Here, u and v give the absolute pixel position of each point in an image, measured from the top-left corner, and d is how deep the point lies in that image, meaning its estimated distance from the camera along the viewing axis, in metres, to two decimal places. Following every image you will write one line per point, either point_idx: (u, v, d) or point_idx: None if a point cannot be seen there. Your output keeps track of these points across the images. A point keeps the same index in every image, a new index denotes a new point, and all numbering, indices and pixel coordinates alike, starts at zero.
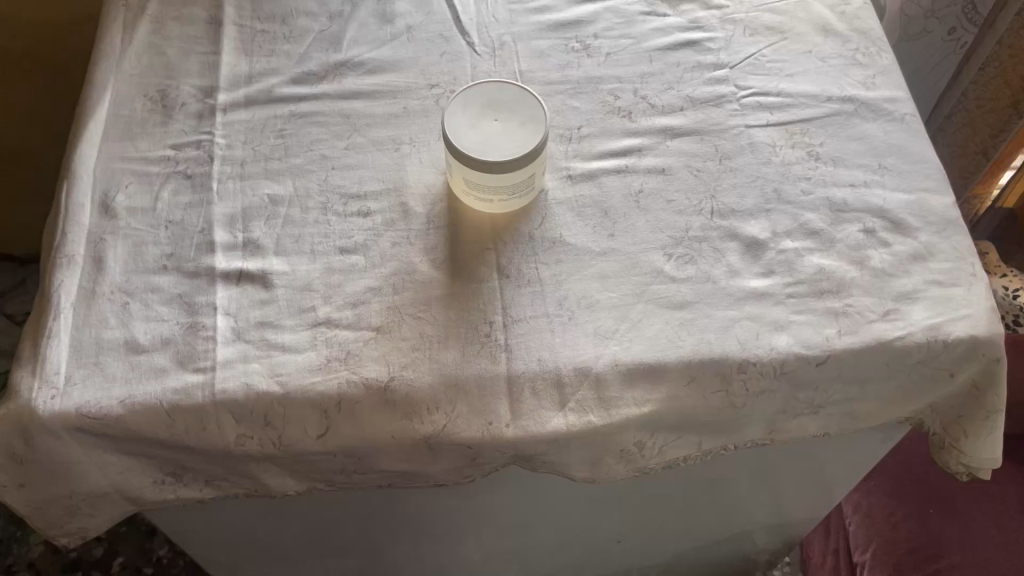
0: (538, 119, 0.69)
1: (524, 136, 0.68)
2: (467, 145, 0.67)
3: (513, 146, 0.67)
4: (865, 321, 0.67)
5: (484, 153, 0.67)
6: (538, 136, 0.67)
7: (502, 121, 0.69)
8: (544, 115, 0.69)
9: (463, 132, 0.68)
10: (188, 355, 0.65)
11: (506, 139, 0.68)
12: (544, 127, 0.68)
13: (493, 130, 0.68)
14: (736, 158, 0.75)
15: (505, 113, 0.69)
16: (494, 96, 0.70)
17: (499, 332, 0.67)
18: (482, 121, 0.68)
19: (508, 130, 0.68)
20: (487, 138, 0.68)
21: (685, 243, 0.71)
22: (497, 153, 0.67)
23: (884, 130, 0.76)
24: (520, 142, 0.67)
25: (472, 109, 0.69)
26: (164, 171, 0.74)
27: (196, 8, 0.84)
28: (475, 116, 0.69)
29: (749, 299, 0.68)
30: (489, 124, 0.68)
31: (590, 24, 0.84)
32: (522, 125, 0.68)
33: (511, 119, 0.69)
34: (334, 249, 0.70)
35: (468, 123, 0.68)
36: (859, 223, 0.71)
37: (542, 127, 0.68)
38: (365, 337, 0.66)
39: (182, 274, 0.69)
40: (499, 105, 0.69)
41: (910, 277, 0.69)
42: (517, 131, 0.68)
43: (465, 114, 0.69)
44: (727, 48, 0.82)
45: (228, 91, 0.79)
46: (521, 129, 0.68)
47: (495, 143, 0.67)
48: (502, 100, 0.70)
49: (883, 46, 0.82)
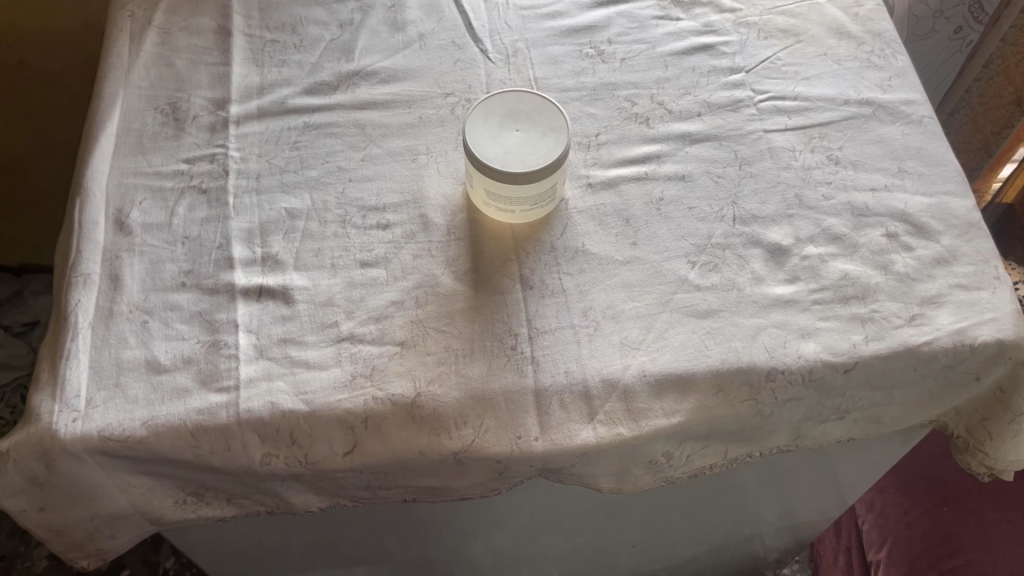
0: (560, 129, 0.68)
1: (546, 147, 0.67)
2: (490, 157, 0.66)
3: (535, 157, 0.66)
4: (891, 327, 0.67)
5: (507, 165, 0.66)
6: (561, 147, 0.67)
7: (523, 132, 0.68)
8: (565, 124, 0.68)
9: (485, 144, 0.67)
10: (210, 375, 0.64)
11: (528, 150, 0.67)
12: (566, 137, 0.67)
13: (514, 141, 0.67)
14: (756, 163, 0.75)
15: (526, 123, 0.68)
16: (514, 105, 0.69)
17: (525, 345, 0.66)
18: (503, 132, 0.68)
19: (529, 141, 0.67)
20: (509, 149, 0.67)
21: (708, 251, 0.70)
22: (520, 165, 0.66)
23: (903, 133, 0.76)
24: (542, 153, 0.67)
25: (492, 119, 0.68)
26: (178, 185, 0.73)
27: (203, 18, 0.83)
28: (496, 126, 0.68)
29: (775, 306, 0.68)
30: (509, 134, 0.68)
31: (603, 30, 0.83)
32: (543, 136, 0.68)
33: (531, 128, 0.68)
34: (355, 263, 0.69)
35: (489, 133, 0.68)
36: (882, 227, 0.71)
37: (564, 137, 0.67)
38: (390, 352, 0.66)
39: (201, 291, 0.68)
40: (519, 115, 0.69)
41: (934, 281, 0.69)
42: (539, 142, 0.67)
43: (485, 124, 0.68)
44: (742, 51, 0.81)
45: (241, 102, 0.77)
46: (543, 139, 0.67)
47: (517, 154, 0.67)
48: (522, 110, 0.69)
49: (898, 48, 0.81)
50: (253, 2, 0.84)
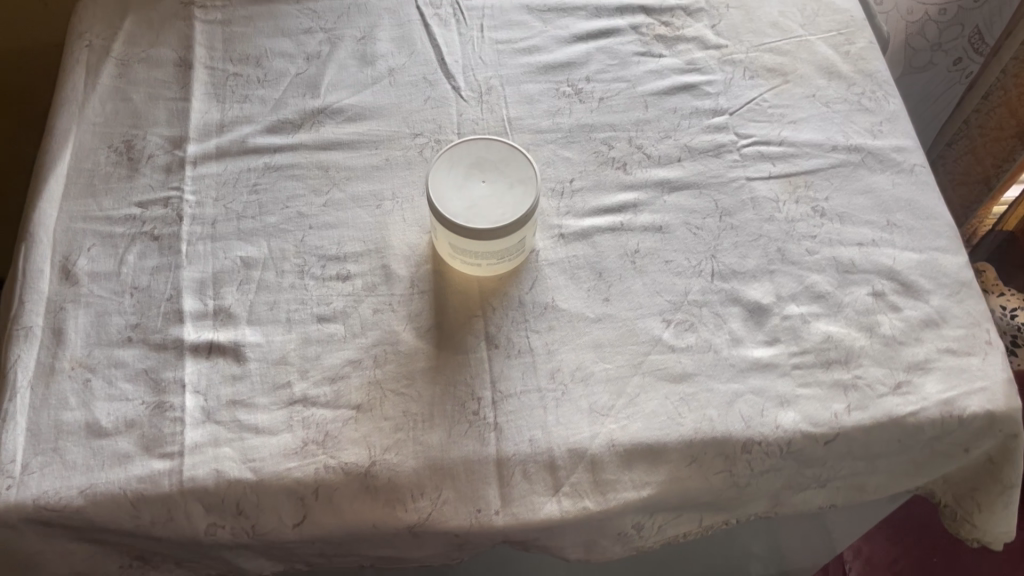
0: (529, 181, 0.64)
1: (514, 200, 0.63)
2: (453, 211, 0.62)
3: (502, 212, 0.63)
4: (874, 395, 0.63)
5: (471, 220, 0.62)
6: (528, 201, 0.63)
7: (489, 183, 0.64)
8: (534, 176, 0.64)
9: (449, 196, 0.63)
10: (154, 439, 0.61)
11: (494, 203, 0.63)
12: (534, 190, 0.63)
13: (480, 193, 0.64)
14: (738, 214, 0.71)
15: (493, 174, 0.64)
16: (481, 155, 0.65)
17: (488, 410, 0.63)
18: (468, 183, 0.64)
19: (496, 194, 0.64)
20: (474, 202, 0.63)
21: (684, 309, 0.67)
22: (485, 220, 0.62)
23: (893, 182, 0.72)
24: (509, 206, 0.63)
25: (457, 169, 0.64)
26: (129, 231, 0.69)
27: (164, 49, 0.79)
28: (461, 177, 0.64)
29: (754, 371, 0.64)
30: (475, 186, 0.64)
31: (581, 66, 0.79)
32: (511, 188, 0.64)
33: (499, 180, 0.64)
34: (311, 318, 0.66)
35: (454, 184, 0.64)
36: (868, 285, 0.68)
37: (532, 189, 0.64)
38: (345, 417, 0.62)
39: (148, 347, 0.64)
40: (486, 165, 0.65)
41: (922, 346, 0.65)
42: (506, 195, 0.64)
43: (450, 174, 0.64)
44: (726, 91, 0.77)
45: (198, 141, 0.74)
46: (510, 192, 0.64)
47: (482, 208, 0.63)
48: (490, 159, 0.65)
49: (890, 90, 0.78)
50: (216, 32, 0.81)
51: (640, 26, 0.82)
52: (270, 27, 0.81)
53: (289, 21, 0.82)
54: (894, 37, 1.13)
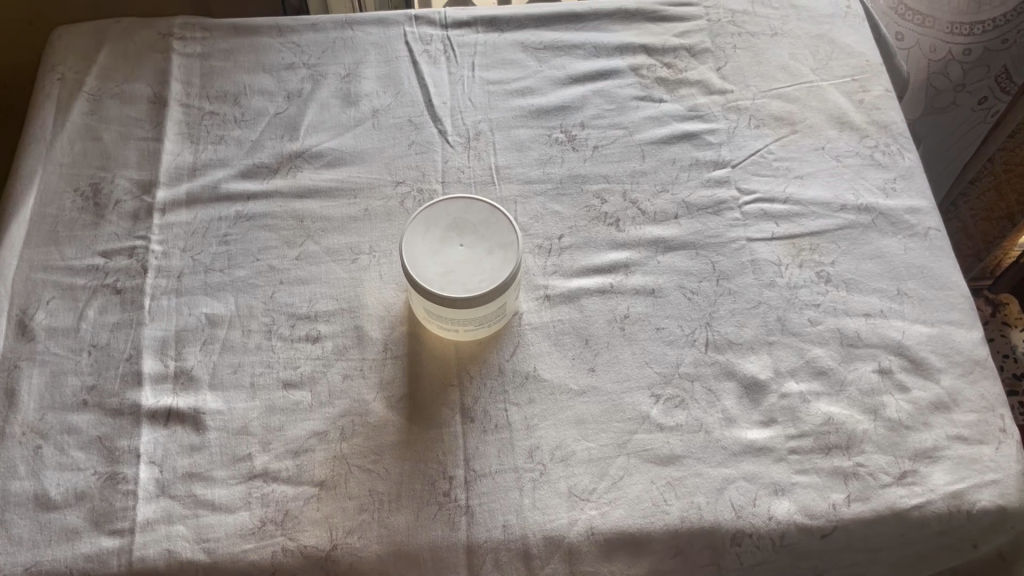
0: (510, 246, 0.60)
1: (492, 267, 0.59)
2: (427, 277, 0.58)
3: (479, 279, 0.58)
4: (878, 486, 0.58)
5: (445, 288, 0.58)
6: (508, 268, 0.59)
7: (468, 247, 0.60)
8: (516, 240, 0.60)
9: (423, 261, 0.59)
10: (104, 514, 0.57)
11: (471, 269, 0.59)
12: (515, 256, 0.59)
13: (457, 258, 0.59)
14: (736, 278, 0.66)
15: (472, 237, 0.60)
16: (460, 216, 0.61)
17: (459, 492, 0.58)
18: (444, 246, 0.60)
19: (473, 259, 0.59)
20: (450, 267, 0.59)
21: (674, 383, 0.62)
22: (461, 288, 0.58)
23: (905, 247, 0.68)
24: (487, 273, 0.59)
25: (434, 231, 0.60)
26: (90, 283, 0.66)
27: (139, 84, 0.76)
28: (438, 239, 0.60)
29: (747, 454, 0.60)
30: (452, 250, 0.60)
31: (576, 111, 0.75)
32: (489, 253, 0.60)
33: (478, 244, 0.60)
34: (277, 383, 0.62)
35: (430, 247, 0.60)
36: (874, 361, 0.63)
37: (513, 256, 0.59)
38: (307, 494, 0.58)
39: (104, 412, 0.61)
40: (465, 227, 0.61)
41: (931, 431, 0.60)
42: (484, 260, 0.59)
43: (426, 236, 0.60)
44: (729, 142, 0.73)
45: (169, 186, 0.70)
46: (489, 257, 0.59)
47: (458, 274, 0.59)
48: (469, 221, 0.61)
49: (906, 143, 0.73)
50: (194, 67, 0.77)
51: (640, 67, 0.78)
52: (250, 62, 0.78)
53: (271, 56, 0.78)
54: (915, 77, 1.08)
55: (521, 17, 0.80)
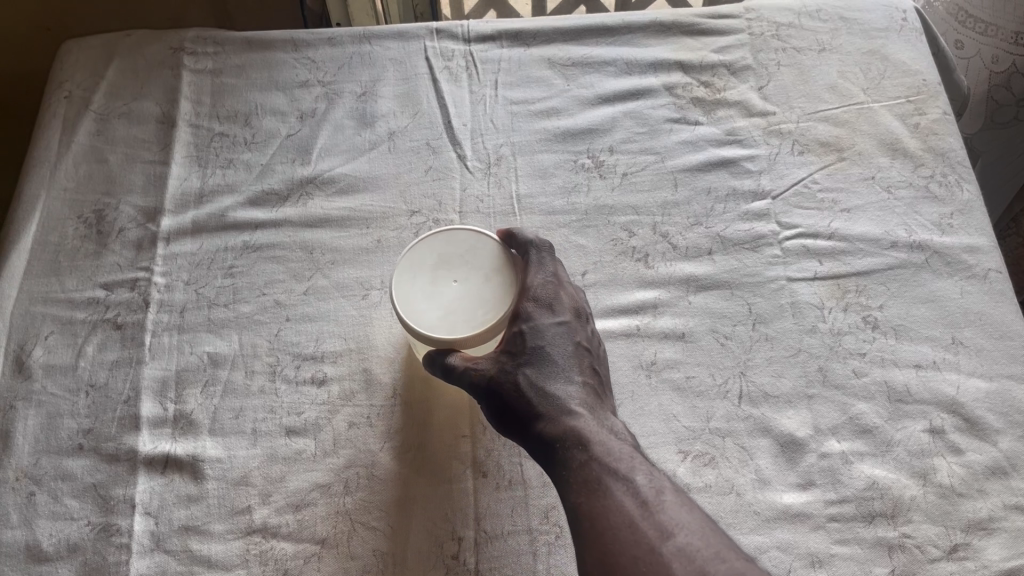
0: (507, 271, 0.55)
1: (494, 295, 0.54)
2: (430, 322, 0.53)
3: (483, 312, 0.54)
4: (926, 560, 0.53)
5: (452, 330, 0.53)
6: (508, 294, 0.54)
7: (462, 280, 0.55)
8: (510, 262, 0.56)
9: (420, 308, 0.54)
10: (97, 568, 0.54)
11: (471, 303, 0.54)
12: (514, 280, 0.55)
13: (454, 296, 0.54)
14: (774, 322, 0.61)
15: (463, 270, 0.55)
16: (446, 249, 0.56)
17: (468, 554, 0.54)
18: (438, 285, 0.55)
19: (470, 292, 0.54)
20: (450, 306, 0.54)
21: (704, 439, 0.57)
22: (468, 325, 0.53)
23: (961, 290, 0.62)
24: (489, 303, 0.54)
25: (421, 273, 0.55)
26: (91, 318, 0.63)
27: (147, 103, 0.73)
28: (429, 280, 0.55)
29: (782, 521, 0.54)
30: (446, 288, 0.54)
31: (605, 134, 0.70)
32: (487, 281, 0.55)
33: (471, 275, 0.55)
34: (280, 429, 0.59)
35: (422, 290, 0.55)
36: (925, 419, 0.57)
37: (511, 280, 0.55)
38: (308, 552, 0.55)
39: (100, 458, 0.58)
40: (453, 259, 0.55)
41: (986, 499, 0.55)
42: (483, 290, 0.54)
43: (414, 281, 0.55)
44: (770, 170, 0.68)
45: (175, 214, 0.67)
46: (487, 286, 0.55)
47: (461, 312, 0.54)
48: (455, 253, 0.56)
49: (964, 173, 0.68)
50: (205, 85, 0.74)
51: (675, 86, 0.72)
52: (263, 79, 0.74)
53: (285, 73, 0.74)
54: (975, 91, 1.00)
55: (549, 30, 0.76)
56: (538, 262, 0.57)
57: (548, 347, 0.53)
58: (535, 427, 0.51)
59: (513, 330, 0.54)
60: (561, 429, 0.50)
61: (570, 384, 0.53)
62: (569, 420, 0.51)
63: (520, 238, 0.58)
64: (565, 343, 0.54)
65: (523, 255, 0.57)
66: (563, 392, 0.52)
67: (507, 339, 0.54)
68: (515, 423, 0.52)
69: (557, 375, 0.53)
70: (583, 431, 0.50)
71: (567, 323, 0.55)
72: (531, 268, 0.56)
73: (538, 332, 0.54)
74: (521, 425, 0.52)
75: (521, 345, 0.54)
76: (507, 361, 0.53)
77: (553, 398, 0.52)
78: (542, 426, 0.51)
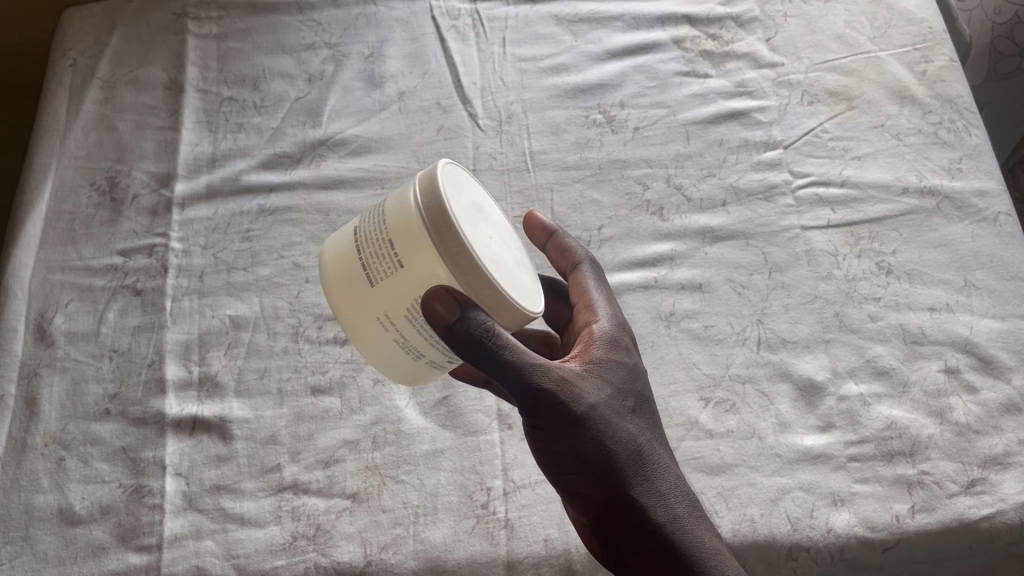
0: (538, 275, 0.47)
1: (529, 284, 0.45)
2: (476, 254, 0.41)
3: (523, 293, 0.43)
4: (944, 495, 0.54)
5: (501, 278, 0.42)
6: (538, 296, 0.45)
7: (499, 241, 0.44)
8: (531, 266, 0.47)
9: (468, 229, 0.41)
10: (131, 529, 0.54)
11: (512, 273, 0.43)
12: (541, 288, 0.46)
13: (497, 250, 0.43)
14: (790, 271, 0.62)
15: (497, 232, 0.44)
16: (483, 200, 0.45)
17: (498, 504, 0.55)
18: (481, 225, 0.43)
19: (507, 260, 0.44)
20: (494, 253, 0.42)
21: (725, 386, 0.58)
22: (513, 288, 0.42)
23: (973, 233, 0.63)
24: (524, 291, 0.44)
25: (467, 197, 0.43)
26: (109, 284, 0.63)
27: (153, 70, 0.72)
28: (475, 213, 0.43)
29: (804, 462, 0.55)
30: (490, 238, 0.43)
31: (615, 89, 0.71)
32: (518, 264, 0.45)
33: (504, 244, 0.45)
34: (305, 388, 0.59)
35: (471, 217, 0.42)
36: (940, 359, 0.58)
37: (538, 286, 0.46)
38: (339, 507, 0.55)
39: (127, 421, 0.58)
40: (490, 214, 0.45)
41: (1001, 436, 0.56)
42: (517, 270, 0.44)
43: (462, 200, 0.42)
44: (780, 120, 0.69)
45: (188, 179, 0.67)
46: (521, 269, 0.45)
47: (505, 270, 0.42)
48: (490, 211, 0.45)
49: (972, 118, 0.68)
50: (211, 49, 0.73)
51: (683, 39, 0.73)
52: (270, 43, 0.74)
53: (291, 35, 0.74)
54: (979, 44, 0.99)
55: None
56: (598, 277, 0.54)
57: (647, 401, 0.49)
58: (646, 505, 0.45)
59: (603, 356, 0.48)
60: (684, 522, 0.46)
61: (660, 449, 0.48)
62: (692, 517, 0.46)
63: (572, 247, 0.54)
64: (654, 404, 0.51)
65: (578, 269, 0.53)
66: (659, 456, 0.48)
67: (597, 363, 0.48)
68: (616, 478, 0.45)
69: (651, 433, 0.48)
70: (710, 537, 0.46)
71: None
72: (597, 286, 0.53)
73: (636, 378, 0.49)
74: (625, 488, 0.45)
75: (626, 383, 0.48)
76: (613, 400, 0.47)
77: (666, 477, 0.47)
78: (659, 508, 0.46)
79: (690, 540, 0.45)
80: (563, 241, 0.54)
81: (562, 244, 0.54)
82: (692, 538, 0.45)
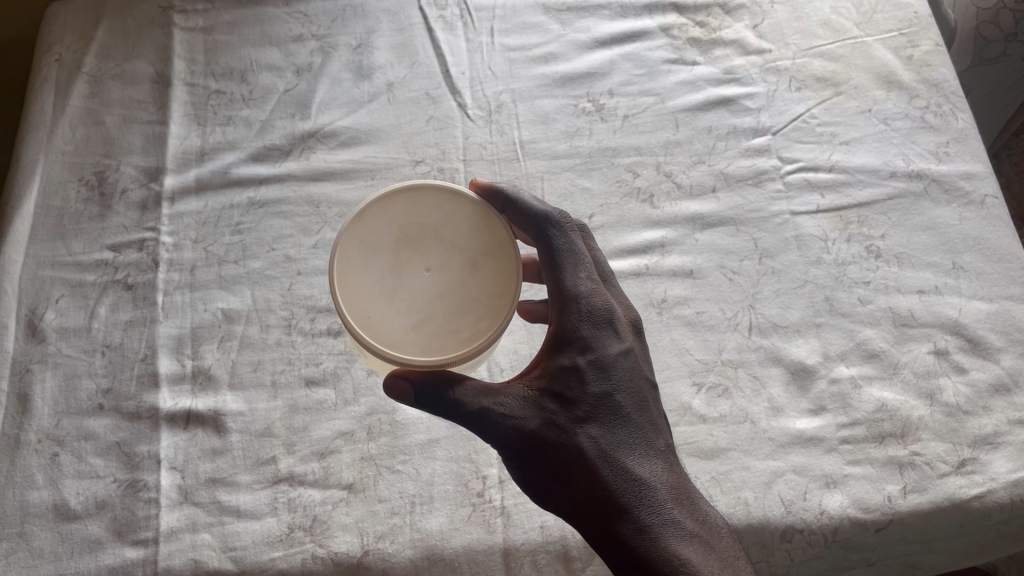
0: (503, 253, 0.47)
1: (485, 289, 0.46)
2: (391, 335, 0.44)
3: (472, 318, 0.45)
4: (935, 475, 0.55)
5: (432, 340, 0.44)
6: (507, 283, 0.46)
7: (434, 272, 0.45)
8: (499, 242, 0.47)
9: (376, 314, 0.44)
10: (127, 523, 0.54)
11: (456, 303, 0.45)
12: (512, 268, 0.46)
13: (430, 293, 0.45)
14: (781, 256, 0.63)
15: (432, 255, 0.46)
16: (405, 228, 0.46)
17: (494, 492, 0.56)
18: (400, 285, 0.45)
19: (448, 287, 0.45)
20: (421, 305, 0.45)
21: (717, 370, 0.58)
22: (451, 338, 0.44)
23: (960, 216, 0.64)
24: (480, 304, 0.45)
25: (378, 259, 0.45)
26: (100, 279, 0.62)
27: (140, 63, 0.72)
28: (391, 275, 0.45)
29: (796, 445, 0.55)
30: (418, 282, 0.45)
31: (604, 77, 0.71)
32: (473, 267, 0.46)
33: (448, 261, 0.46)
34: (299, 381, 0.59)
35: (382, 293, 0.45)
36: (929, 341, 0.59)
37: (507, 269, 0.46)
38: (335, 498, 0.55)
39: (120, 416, 0.57)
40: (418, 242, 0.46)
41: (990, 416, 0.56)
42: (467, 284, 0.46)
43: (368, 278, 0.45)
44: (769, 107, 0.69)
45: (178, 173, 0.67)
46: (474, 276, 0.46)
47: (440, 321, 0.45)
48: (421, 229, 0.46)
49: (958, 102, 0.69)
50: (198, 43, 0.73)
51: (671, 27, 0.73)
52: (257, 35, 0.74)
53: (278, 27, 0.74)
54: (965, 26, 0.97)
55: None
56: (569, 250, 0.50)
57: (615, 399, 0.47)
58: (607, 519, 0.45)
59: (560, 363, 0.47)
60: (649, 533, 0.44)
61: (630, 452, 0.46)
62: (662, 525, 0.45)
63: (531, 212, 0.51)
64: (632, 394, 0.48)
65: (543, 237, 0.50)
66: (627, 461, 0.46)
67: (550, 374, 0.47)
68: (575, 496, 0.45)
69: (622, 436, 0.46)
70: (679, 546, 0.44)
71: (632, 355, 0.49)
72: (566, 262, 0.50)
73: (602, 375, 0.47)
74: (586, 504, 0.45)
75: (577, 390, 0.46)
76: (561, 416, 0.46)
77: (633, 485, 0.45)
78: (620, 522, 0.45)
79: (654, 552, 0.44)
80: (518, 206, 0.51)
81: (513, 207, 0.51)
82: (655, 552, 0.44)
